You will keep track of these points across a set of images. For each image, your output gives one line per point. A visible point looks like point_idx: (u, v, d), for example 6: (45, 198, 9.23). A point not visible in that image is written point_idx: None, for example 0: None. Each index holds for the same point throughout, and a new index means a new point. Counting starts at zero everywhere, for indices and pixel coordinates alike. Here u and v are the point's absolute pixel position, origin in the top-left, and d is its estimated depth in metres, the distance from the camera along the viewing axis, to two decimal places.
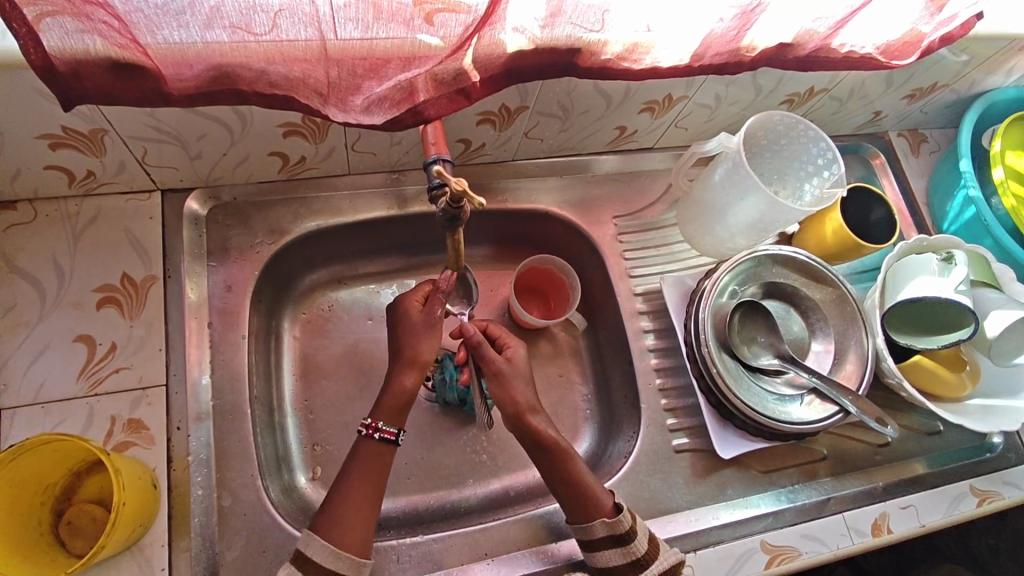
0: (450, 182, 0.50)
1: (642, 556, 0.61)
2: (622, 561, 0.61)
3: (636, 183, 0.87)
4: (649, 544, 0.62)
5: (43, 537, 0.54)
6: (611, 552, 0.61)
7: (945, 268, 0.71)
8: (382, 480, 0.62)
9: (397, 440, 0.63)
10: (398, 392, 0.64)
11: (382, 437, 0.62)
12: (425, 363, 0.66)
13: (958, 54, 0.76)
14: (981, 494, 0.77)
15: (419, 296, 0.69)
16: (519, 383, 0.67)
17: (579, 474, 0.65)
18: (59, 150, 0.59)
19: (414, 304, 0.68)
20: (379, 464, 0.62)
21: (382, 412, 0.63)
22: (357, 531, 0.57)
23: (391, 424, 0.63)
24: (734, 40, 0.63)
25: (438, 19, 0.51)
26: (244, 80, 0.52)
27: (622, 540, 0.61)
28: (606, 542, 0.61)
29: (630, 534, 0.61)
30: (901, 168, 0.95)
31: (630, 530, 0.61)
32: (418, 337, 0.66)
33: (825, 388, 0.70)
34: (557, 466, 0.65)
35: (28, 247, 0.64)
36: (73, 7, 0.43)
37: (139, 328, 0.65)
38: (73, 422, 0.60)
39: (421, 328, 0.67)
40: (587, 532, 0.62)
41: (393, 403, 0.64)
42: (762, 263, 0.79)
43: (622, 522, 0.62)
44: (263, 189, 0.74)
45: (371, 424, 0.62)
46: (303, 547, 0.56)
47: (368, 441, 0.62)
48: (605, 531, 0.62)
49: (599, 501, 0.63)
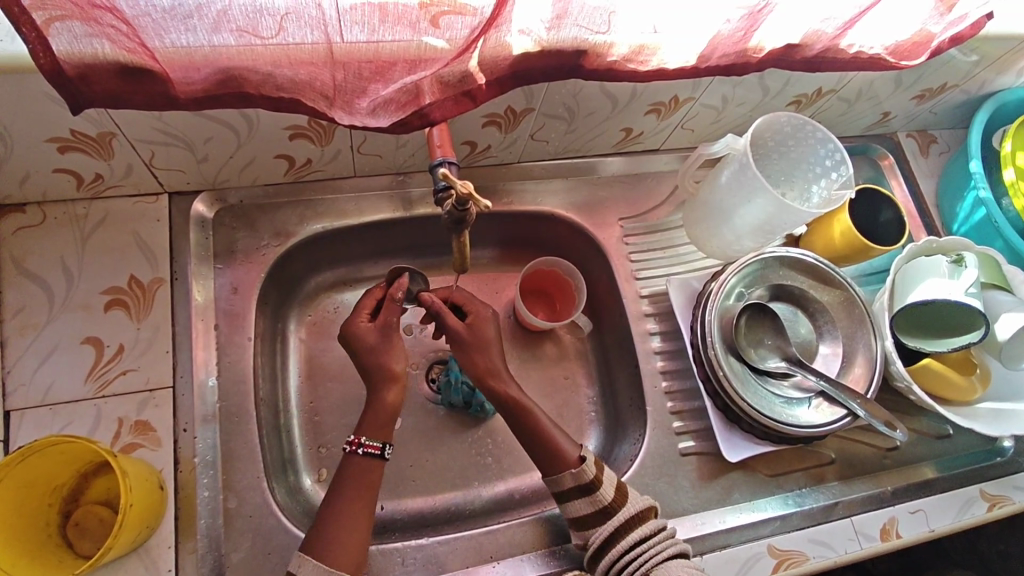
0: (457, 185, 0.50)
1: (609, 504, 0.62)
2: (591, 509, 0.62)
3: (643, 185, 0.86)
4: (615, 493, 0.63)
5: (51, 539, 0.55)
6: (579, 501, 0.63)
7: (956, 271, 0.70)
8: (372, 492, 0.61)
9: (382, 454, 0.62)
10: (380, 407, 0.64)
11: (365, 452, 0.62)
12: (402, 375, 0.65)
13: (968, 54, 0.76)
14: (992, 499, 0.76)
15: (366, 312, 0.67)
16: (490, 344, 0.69)
17: (541, 426, 0.66)
18: (67, 153, 0.60)
19: (364, 322, 0.67)
20: (365, 481, 0.61)
21: (364, 427, 0.63)
22: (349, 549, 0.57)
23: (376, 438, 0.63)
24: (741, 41, 0.63)
25: (444, 21, 0.51)
26: (250, 83, 0.52)
27: (589, 489, 0.62)
28: (574, 492, 0.63)
29: (595, 483, 0.63)
30: (910, 169, 0.94)
31: (596, 479, 0.63)
32: (386, 354, 0.65)
33: (834, 392, 0.69)
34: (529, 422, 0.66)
35: (36, 250, 0.65)
36: (81, 11, 0.43)
37: (147, 330, 0.65)
38: (81, 424, 0.60)
39: (381, 344, 0.66)
40: (557, 484, 0.64)
41: (377, 419, 0.63)
42: (769, 265, 0.78)
43: (587, 471, 0.63)
44: (270, 191, 0.74)
45: (353, 440, 0.61)
46: (295, 569, 0.55)
47: (353, 457, 0.62)
48: (572, 481, 0.63)
49: (565, 454, 0.65)
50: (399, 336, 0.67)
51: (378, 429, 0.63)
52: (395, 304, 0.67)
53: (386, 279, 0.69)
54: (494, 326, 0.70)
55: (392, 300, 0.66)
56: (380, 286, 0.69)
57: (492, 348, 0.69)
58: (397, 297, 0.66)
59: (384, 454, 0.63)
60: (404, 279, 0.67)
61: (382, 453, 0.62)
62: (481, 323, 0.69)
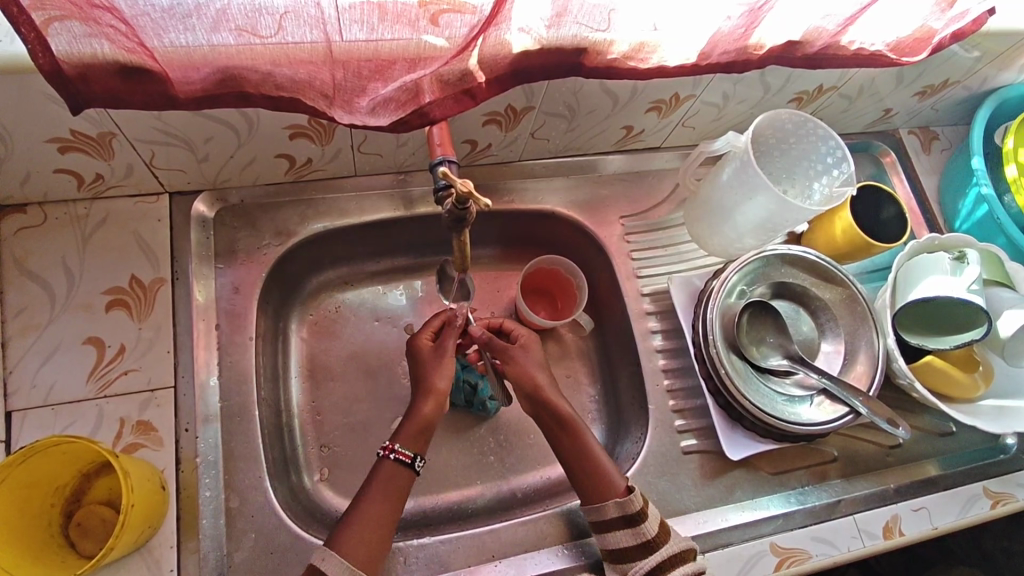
0: (456, 183, 0.50)
1: (652, 539, 0.61)
2: (632, 541, 0.61)
3: (644, 183, 0.86)
4: (660, 529, 0.62)
5: (53, 538, 0.55)
6: (621, 532, 0.62)
7: (957, 267, 0.70)
8: (399, 502, 0.62)
9: (413, 464, 0.63)
10: (417, 418, 0.65)
11: (397, 459, 0.62)
12: (444, 392, 0.67)
13: (970, 50, 0.75)
14: (994, 496, 0.76)
15: (429, 332, 0.71)
16: (537, 369, 0.71)
17: (594, 454, 0.66)
18: (68, 153, 0.60)
19: (426, 341, 0.71)
20: (394, 488, 0.62)
21: (401, 436, 0.64)
22: (371, 550, 0.58)
23: (409, 448, 0.64)
24: (741, 39, 0.63)
25: (444, 20, 0.51)
26: (249, 83, 0.52)
27: (633, 520, 0.62)
28: (618, 522, 0.62)
29: (641, 515, 0.62)
30: (912, 166, 0.94)
31: (642, 511, 0.62)
32: (434, 371, 0.68)
33: (836, 389, 0.69)
34: (578, 450, 0.67)
35: (38, 250, 0.65)
36: (80, 11, 0.43)
37: (148, 330, 0.65)
38: (82, 423, 0.60)
39: (432, 360, 0.69)
40: (599, 513, 0.63)
41: (409, 431, 0.64)
42: (771, 263, 0.78)
43: (634, 502, 0.62)
44: (271, 191, 0.74)
45: (387, 445, 0.62)
46: (318, 562, 0.55)
47: (385, 462, 0.63)
48: (617, 511, 0.62)
49: (613, 483, 0.64)
50: (452, 359, 0.69)
51: (414, 439, 0.64)
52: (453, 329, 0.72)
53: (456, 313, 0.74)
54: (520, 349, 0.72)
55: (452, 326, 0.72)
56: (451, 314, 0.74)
57: (537, 370, 0.71)
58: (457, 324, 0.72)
59: (415, 465, 0.63)
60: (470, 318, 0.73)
61: (413, 463, 0.63)
62: (528, 348, 0.73)
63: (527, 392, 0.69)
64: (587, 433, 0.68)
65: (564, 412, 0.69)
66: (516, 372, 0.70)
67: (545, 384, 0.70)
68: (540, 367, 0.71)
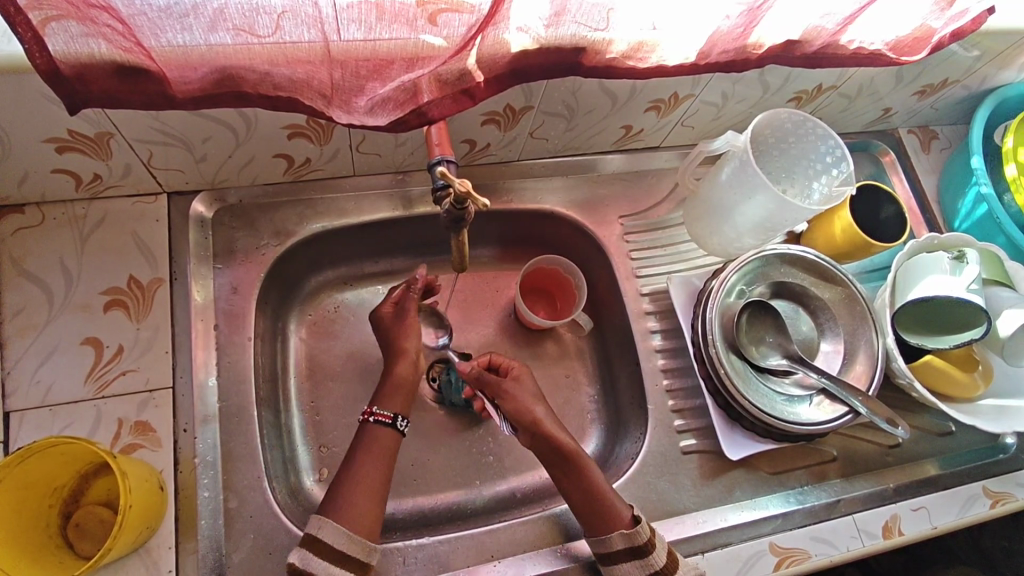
0: (455, 183, 0.51)
1: (660, 568, 0.60)
2: (641, 573, 0.60)
3: (643, 183, 0.86)
4: (667, 557, 0.61)
5: (52, 539, 0.55)
6: (629, 564, 0.60)
7: (957, 267, 0.70)
8: (388, 467, 0.62)
9: (393, 421, 0.63)
10: (396, 380, 0.67)
11: (377, 420, 0.63)
12: (412, 351, 0.69)
13: (969, 49, 0.75)
14: (994, 496, 0.76)
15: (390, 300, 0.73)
16: (532, 402, 0.68)
17: (596, 484, 0.64)
18: (65, 154, 0.60)
19: (387, 309, 0.73)
20: (380, 447, 0.62)
21: (380, 400, 0.65)
22: (366, 513, 0.58)
23: (389, 409, 0.64)
24: (741, 38, 0.62)
25: (442, 19, 0.51)
26: (248, 82, 0.52)
27: (640, 551, 0.60)
28: (625, 554, 0.61)
29: (648, 546, 0.61)
30: (912, 165, 0.94)
31: (649, 541, 0.61)
32: (399, 332, 0.70)
33: (836, 389, 0.69)
34: (580, 480, 0.65)
35: (35, 250, 0.65)
36: (78, 11, 0.43)
37: (147, 331, 0.65)
38: (80, 424, 0.60)
39: (393, 324, 0.71)
40: (605, 545, 0.61)
41: (388, 390, 0.66)
42: (770, 263, 0.78)
43: (641, 533, 0.61)
44: (269, 191, 0.74)
45: (367, 407, 0.63)
46: (315, 530, 0.55)
47: (366, 425, 0.63)
48: (624, 543, 0.61)
49: (617, 514, 0.63)
50: (414, 319, 0.71)
51: (392, 399, 0.65)
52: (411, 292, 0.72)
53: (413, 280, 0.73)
54: (529, 382, 0.70)
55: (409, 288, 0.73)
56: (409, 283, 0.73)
57: (532, 404, 0.68)
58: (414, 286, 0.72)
59: (397, 424, 0.64)
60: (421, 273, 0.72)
61: (395, 423, 0.63)
62: (523, 381, 0.70)
63: (527, 425, 0.66)
64: (589, 462, 0.66)
65: (566, 445, 0.66)
66: (513, 406, 0.67)
67: (543, 416, 0.67)
68: (536, 399, 0.69)
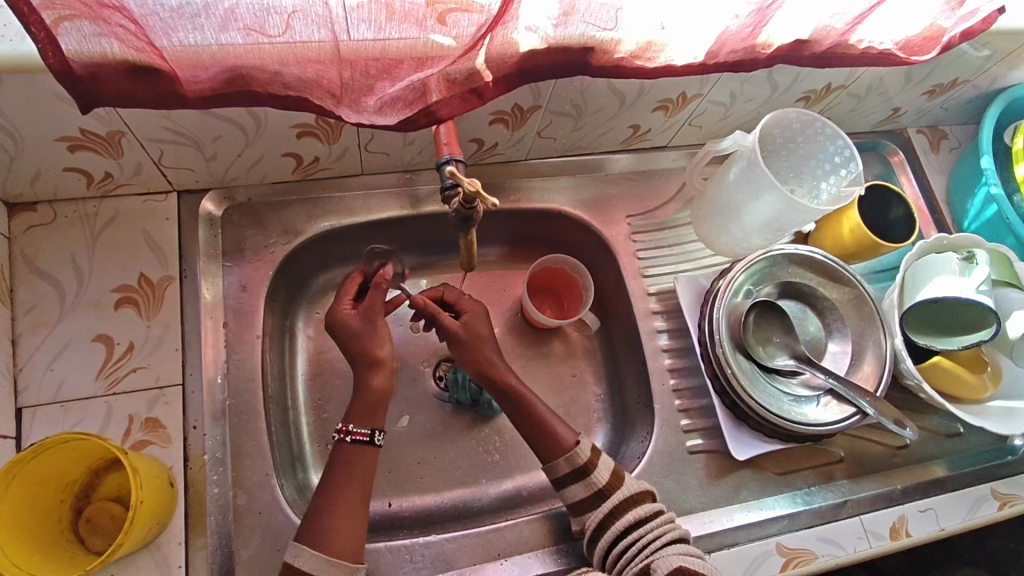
0: (463, 182, 0.51)
1: (603, 487, 0.63)
2: (586, 493, 0.63)
3: (650, 182, 0.86)
4: (610, 476, 0.64)
5: (63, 535, 0.55)
6: (575, 487, 0.64)
7: (966, 267, 0.70)
8: (366, 481, 0.62)
9: (371, 439, 0.63)
10: (367, 392, 0.65)
11: (355, 440, 0.62)
12: (387, 360, 0.65)
13: (980, 48, 0.75)
14: (1003, 498, 0.76)
15: (349, 299, 0.68)
16: (489, 347, 0.69)
17: (538, 413, 0.67)
18: (77, 152, 0.60)
19: (348, 309, 0.68)
20: (360, 467, 0.62)
21: (354, 415, 0.64)
22: (346, 538, 0.58)
23: (364, 426, 0.63)
24: (750, 37, 0.62)
25: (451, 19, 0.51)
26: (258, 82, 0.53)
27: (582, 473, 0.64)
28: (570, 478, 0.64)
29: (589, 467, 0.64)
30: (920, 165, 0.93)
31: (589, 462, 0.64)
32: (374, 339, 0.66)
33: (842, 390, 0.69)
34: (522, 411, 0.68)
35: (48, 248, 0.65)
36: (91, 11, 0.44)
37: (157, 328, 0.65)
38: (92, 421, 0.61)
39: (368, 331, 0.66)
40: (553, 471, 0.65)
41: (363, 407, 0.64)
42: (778, 263, 0.78)
43: (580, 455, 0.64)
44: (278, 189, 0.74)
45: (341, 428, 0.62)
46: (292, 559, 0.56)
47: (343, 445, 0.63)
48: (567, 467, 0.64)
49: (561, 439, 0.66)
50: (382, 322, 0.67)
51: (371, 416, 0.64)
52: (379, 290, 0.67)
53: (366, 264, 0.70)
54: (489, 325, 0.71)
55: (377, 287, 0.66)
56: (360, 270, 0.70)
57: (481, 345, 0.69)
58: (383, 285, 0.67)
59: (374, 440, 0.63)
60: (389, 267, 0.68)
61: (373, 439, 0.63)
62: (472, 323, 0.70)
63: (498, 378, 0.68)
64: (529, 393, 0.69)
65: (512, 384, 0.68)
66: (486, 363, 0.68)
67: (495, 362, 0.69)
68: (493, 346, 0.70)
